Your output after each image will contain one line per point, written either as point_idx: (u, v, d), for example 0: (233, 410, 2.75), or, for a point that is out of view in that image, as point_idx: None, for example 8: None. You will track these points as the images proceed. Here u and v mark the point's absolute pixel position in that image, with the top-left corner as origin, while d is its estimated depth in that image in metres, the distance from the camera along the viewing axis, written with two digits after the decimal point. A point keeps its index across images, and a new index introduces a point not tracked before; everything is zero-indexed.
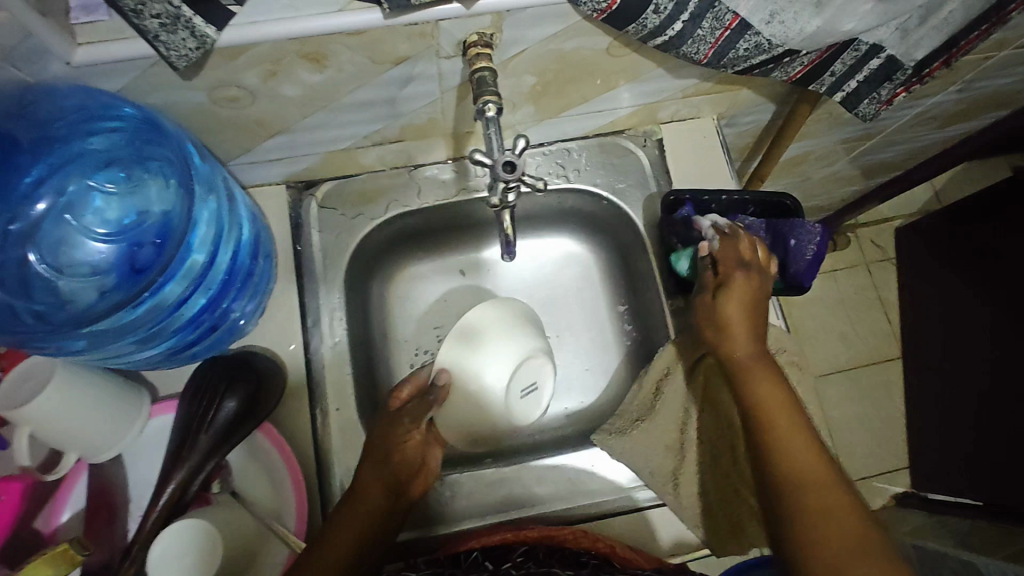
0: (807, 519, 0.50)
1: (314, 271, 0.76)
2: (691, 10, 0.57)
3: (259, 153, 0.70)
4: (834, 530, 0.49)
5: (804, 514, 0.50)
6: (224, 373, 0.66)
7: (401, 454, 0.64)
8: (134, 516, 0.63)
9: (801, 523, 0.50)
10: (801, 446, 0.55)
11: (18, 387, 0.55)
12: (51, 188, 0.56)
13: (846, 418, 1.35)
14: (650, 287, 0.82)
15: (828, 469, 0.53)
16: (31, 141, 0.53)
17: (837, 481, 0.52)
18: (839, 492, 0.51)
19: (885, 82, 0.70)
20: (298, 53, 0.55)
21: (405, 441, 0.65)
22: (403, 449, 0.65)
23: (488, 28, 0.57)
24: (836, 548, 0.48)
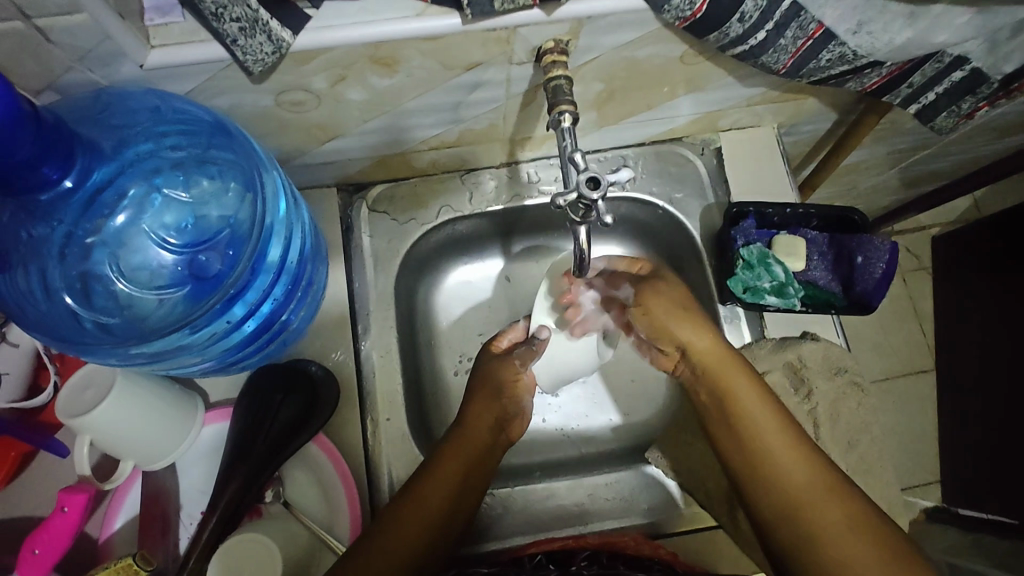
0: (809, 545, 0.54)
1: (365, 276, 0.75)
2: (777, 20, 0.55)
3: (316, 156, 0.69)
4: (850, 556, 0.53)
5: (805, 538, 0.55)
6: (280, 382, 0.65)
7: (472, 431, 0.66)
8: (187, 524, 0.63)
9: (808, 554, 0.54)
10: (785, 457, 0.58)
11: (79, 394, 0.55)
12: (118, 194, 0.54)
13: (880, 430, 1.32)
14: (704, 298, 0.80)
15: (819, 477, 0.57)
16: (110, 146, 0.52)
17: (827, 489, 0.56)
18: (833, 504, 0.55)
19: (967, 96, 0.67)
20: (370, 58, 0.53)
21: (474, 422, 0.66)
22: (471, 426, 0.66)
23: (565, 35, 0.54)
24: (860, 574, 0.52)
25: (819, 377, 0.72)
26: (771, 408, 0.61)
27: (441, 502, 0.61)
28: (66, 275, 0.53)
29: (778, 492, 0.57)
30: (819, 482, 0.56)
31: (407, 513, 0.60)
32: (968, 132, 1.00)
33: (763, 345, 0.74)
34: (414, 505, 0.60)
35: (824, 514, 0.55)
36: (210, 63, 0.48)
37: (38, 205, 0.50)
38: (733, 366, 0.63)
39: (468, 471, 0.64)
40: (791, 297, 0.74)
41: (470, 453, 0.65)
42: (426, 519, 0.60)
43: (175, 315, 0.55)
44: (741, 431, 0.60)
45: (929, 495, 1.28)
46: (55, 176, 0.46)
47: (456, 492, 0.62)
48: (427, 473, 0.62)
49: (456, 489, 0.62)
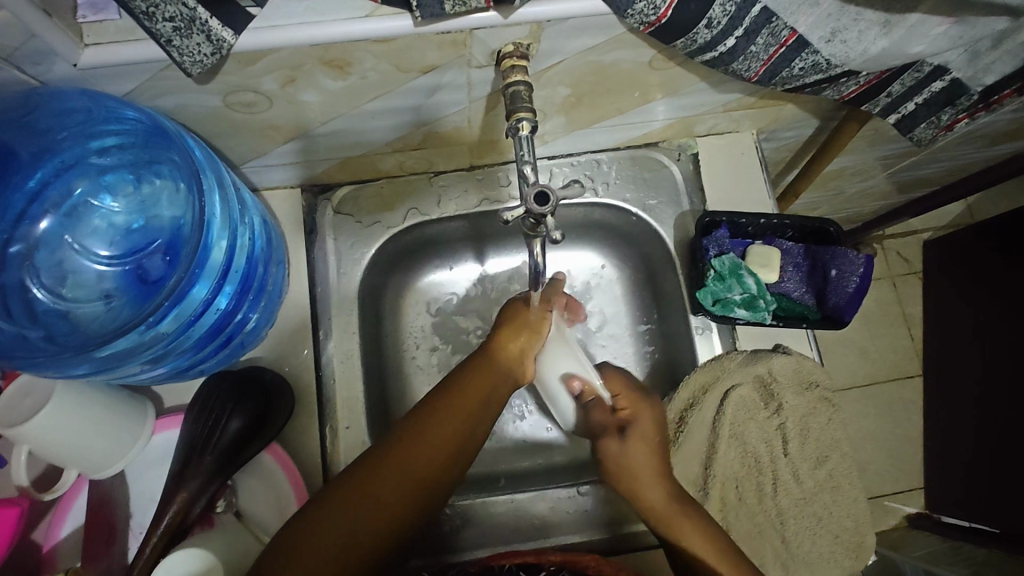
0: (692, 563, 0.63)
1: (328, 279, 0.73)
2: (746, 26, 0.53)
3: (274, 156, 0.66)
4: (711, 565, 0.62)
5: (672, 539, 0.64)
6: (230, 393, 0.63)
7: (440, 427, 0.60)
8: (134, 534, 0.61)
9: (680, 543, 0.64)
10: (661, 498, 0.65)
11: (17, 403, 0.53)
12: (57, 198, 0.53)
13: (862, 436, 1.31)
14: (677, 307, 0.78)
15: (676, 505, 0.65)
16: (29, 153, 0.50)
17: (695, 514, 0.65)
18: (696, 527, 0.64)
19: (947, 107, 0.65)
20: (320, 59, 0.51)
21: (446, 424, 0.60)
22: (429, 433, 0.59)
23: (524, 39, 0.52)
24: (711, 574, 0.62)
25: (788, 392, 0.71)
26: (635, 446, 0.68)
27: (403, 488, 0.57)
28: (3, 282, 0.52)
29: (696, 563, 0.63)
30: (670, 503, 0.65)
31: (338, 540, 0.53)
32: (958, 139, 0.98)
33: (734, 358, 0.71)
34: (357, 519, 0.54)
35: None
36: (147, 62, 0.46)
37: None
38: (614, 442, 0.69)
39: (421, 492, 0.58)
40: (761, 311, 0.71)
41: (429, 461, 0.58)
42: (371, 544, 0.55)
43: (120, 320, 0.54)
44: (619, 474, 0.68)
45: (910, 502, 1.27)
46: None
47: (405, 512, 0.57)
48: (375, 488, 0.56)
49: (404, 512, 0.57)
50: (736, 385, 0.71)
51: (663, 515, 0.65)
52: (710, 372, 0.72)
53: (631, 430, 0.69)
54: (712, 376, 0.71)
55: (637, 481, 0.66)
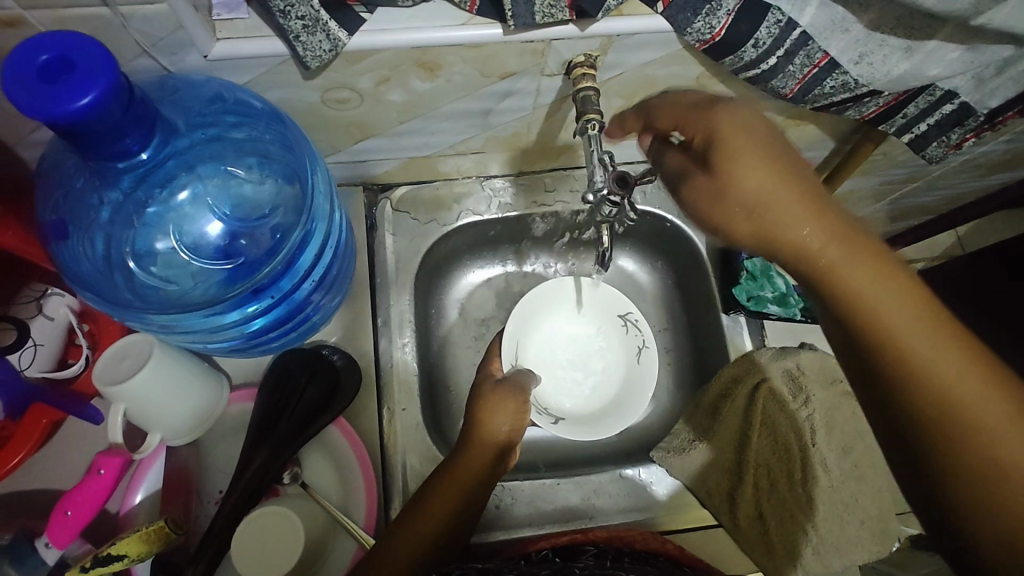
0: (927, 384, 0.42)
1: (387, 272, 0.78)
2: (787, 47, 0.60)
3: (348, 154, 0.72)
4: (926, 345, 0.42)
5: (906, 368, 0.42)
6: (303, 368, 0.67)
7: (472, 451, 0.66)
8: (206, 501, 0.64)
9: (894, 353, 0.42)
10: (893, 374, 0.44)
11: (115, 363, 0.56)
12: (173, 170, 0.54)
13: None
14: (708, 307, 0.84)
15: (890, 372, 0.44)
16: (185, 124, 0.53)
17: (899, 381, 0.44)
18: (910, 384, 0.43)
19: (955, 127, 0.72)
20: (415, 61, 0.57)
21: (483, 436, 0.67)
22: (482, 422, 0.69)
23: (595, 50, 0.59)
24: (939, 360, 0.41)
25: (815, 385, 0.76)
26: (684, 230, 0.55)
27: (451, 502, 0.63)
28: (118, 246, 0.55)
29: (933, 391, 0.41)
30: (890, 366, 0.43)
31: (428, 508, 0.62)
32: (955, 166, 1.08)
33: (764, 353, 0.77)
34: (435, 500, 0.63)
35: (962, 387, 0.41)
36: (270, 57, 0.52)
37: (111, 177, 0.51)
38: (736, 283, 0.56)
39: (470, 490, 0.64)
40: (792, 307, 0.79)
41: (471, 473, 0.65)
42: (445, 514, 0.62)
43: (215, 295, 0.58)
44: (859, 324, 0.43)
45: None
46: (136, 148, 0.43)
47: (474, 483, 0.64)
48: (433, 492, 0.63)
49: (459, 503, 0.63)
50: (767, 378, 0.75)
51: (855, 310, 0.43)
52: (743, 365, 0.77)
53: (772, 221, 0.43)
54: (744, 369, 0.77)
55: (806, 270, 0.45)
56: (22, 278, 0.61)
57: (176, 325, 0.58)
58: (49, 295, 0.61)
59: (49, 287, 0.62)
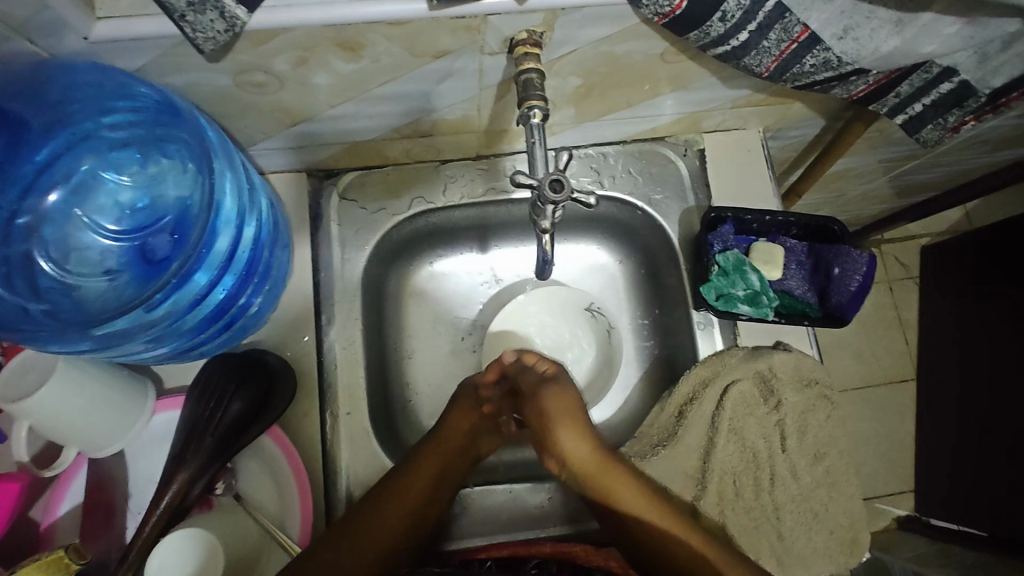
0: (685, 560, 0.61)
1: (332, 264, 0.73)
2: (760, 20, 0.53)
3: (281, 140, 0.66)
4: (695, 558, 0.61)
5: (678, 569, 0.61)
6: (232, 374, 0.62)
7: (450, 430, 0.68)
8: (134, 515, 0.61)
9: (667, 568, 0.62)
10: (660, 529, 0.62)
11: (19, 378, 0.53)
12: (60, 174, 0.52)
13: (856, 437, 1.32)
14: (679, 301, 0.78)
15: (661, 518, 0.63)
16: (40, 124, 0.49)
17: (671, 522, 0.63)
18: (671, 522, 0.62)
19: (954, 108, 0.65)
20: (332, 41, 0.50)
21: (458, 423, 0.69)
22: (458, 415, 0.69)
23: (538, 26, 0.52)
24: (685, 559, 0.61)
25: (788, 388, 0.71)
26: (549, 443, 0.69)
27: (424, 483, 0.65)
28: (6, 255, 0.52)
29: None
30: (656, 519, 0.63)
31: (397, 490, 0.64)
32: (960, 142, 1.00)
33: (735, 353, 0.72)
34: (401, 494, 0.64)
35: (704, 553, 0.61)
36: (160, 39, 0.46)
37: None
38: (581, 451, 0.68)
39: (447, 468, 0.67)
40: (764, 307, 0.72)
41: (447, 453, 0.67)
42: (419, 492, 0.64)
43: (125, 298, 0.54)
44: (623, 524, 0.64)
45: (900, 504, 1.29)
46: None
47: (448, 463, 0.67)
48: (407, 471, 0.65)
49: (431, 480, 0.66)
50: (739, 381, 0.71)
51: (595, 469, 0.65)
52: (712, 367, 0.72)
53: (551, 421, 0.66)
54: (712, 370, 0.72)
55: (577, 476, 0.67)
56: None
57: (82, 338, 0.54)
58: None
59: None
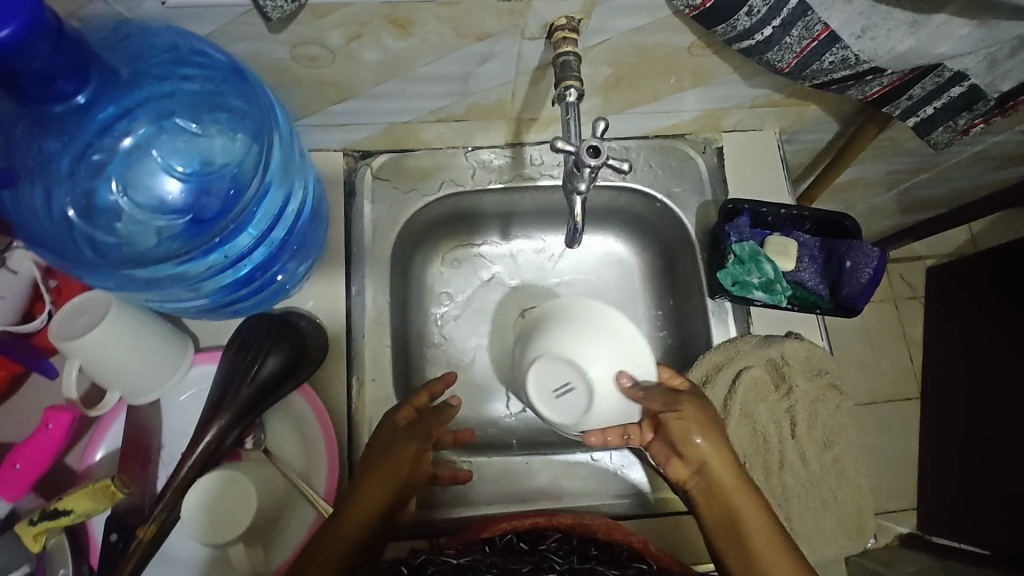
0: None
1: (363, 239, 0.76)
2: (784, 17, 0.56)
3: (324, 117, 0.70)
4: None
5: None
6: (269, 333, 0.65)
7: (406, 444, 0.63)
8: (165, 465, 0.63)
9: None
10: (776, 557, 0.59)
11: (72, 320, 0.55)
12: (130, 123, 0.55)
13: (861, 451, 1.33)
14: (694, 291, 0.81)
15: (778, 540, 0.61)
16: (128, 74, 0.52)
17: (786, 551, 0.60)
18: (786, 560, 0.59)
19: (963, 112, 0.68)
20: (386, 18, 0.54)
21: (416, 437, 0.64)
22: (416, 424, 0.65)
23: (577, 13, 0.56)
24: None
25: (799, 375, 0.74)
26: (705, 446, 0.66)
27: (385, 493, 0.60)
28: (71, 192, 0.55)
29: None
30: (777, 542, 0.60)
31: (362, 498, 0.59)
32: (967, 156, 1.04)
33: (748, 340, 0.74)
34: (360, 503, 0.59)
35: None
36: (232, 7, 0.50)
37: (59, 122, 0.51)
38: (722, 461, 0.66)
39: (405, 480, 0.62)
40: (778, 294, 0.75)
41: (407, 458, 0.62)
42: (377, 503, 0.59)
43: (172, 249, 0.57)
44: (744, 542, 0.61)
45: (904, 521, 1.29)
46: (71, 90, 0.44)
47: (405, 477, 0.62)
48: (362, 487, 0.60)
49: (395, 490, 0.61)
50: (751, 366, 0.73)
51: (725, 487, 0.65)
52: (727, 351, 0.74)
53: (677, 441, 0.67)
54: (729, 354, 0.74)
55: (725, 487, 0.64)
56: None
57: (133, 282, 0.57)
58: (13, 249, 0.61)
59: (12, 241, 0.61)
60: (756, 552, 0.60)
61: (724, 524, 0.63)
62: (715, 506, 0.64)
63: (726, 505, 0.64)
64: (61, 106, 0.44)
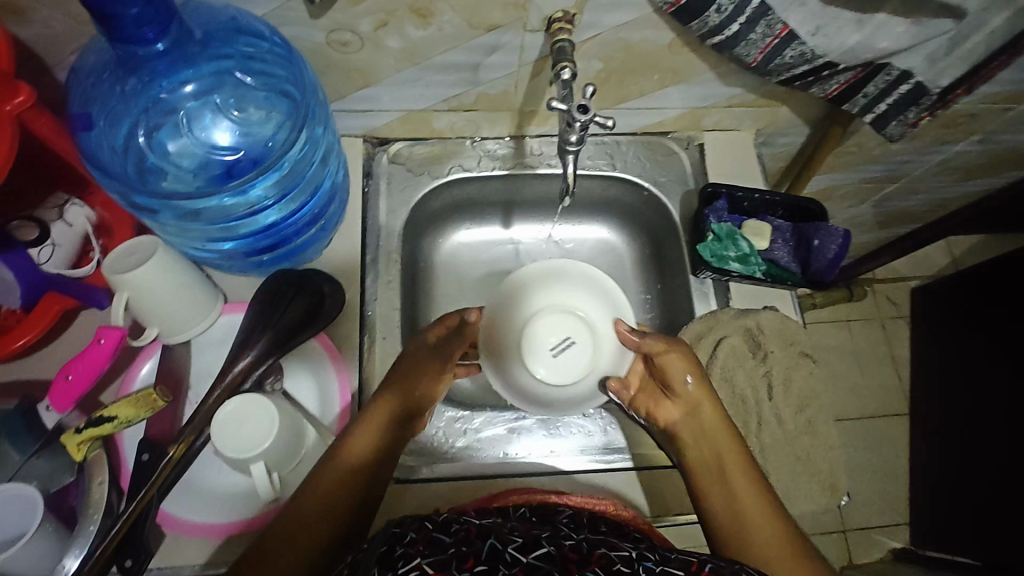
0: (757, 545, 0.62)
1: (378, 216, 0.84)
2: (748, 15, 0.66)
3: (348, 102, 0.79)
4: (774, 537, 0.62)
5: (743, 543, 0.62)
6: (292, 285, 0.72)
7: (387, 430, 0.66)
8: (192, 401, 0.69)
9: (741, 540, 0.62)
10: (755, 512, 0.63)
11: (123, 258, 0.62)
12: (194, 74, 0.63)
13: (853, 464, 1.37)
14: (680, 272, 0.89)
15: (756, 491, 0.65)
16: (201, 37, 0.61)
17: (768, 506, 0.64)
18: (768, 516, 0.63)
19: (912, 106, 0.78)
20: (410, 7, 0.64)
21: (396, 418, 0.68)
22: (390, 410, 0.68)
23: (571, 8, 0.66)
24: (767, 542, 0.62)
25: (773, 343, 0.80)
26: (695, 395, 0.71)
27: (368, 473, 0.63)
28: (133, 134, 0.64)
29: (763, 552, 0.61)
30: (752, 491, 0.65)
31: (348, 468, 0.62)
32: (931, 165, 1.13)
33: (727, 311, 0.81)
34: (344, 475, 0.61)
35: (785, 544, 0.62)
36: None
37: (136, 71, 0.60)
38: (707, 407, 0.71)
39: (388, 457, 0.65)
40: (753, 266, 0.83)
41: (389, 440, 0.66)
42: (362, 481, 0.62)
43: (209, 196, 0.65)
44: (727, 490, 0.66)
45: (898, 536, 1.31)
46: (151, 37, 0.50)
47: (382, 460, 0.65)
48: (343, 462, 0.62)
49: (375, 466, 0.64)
50: (728, 334, 0.80)
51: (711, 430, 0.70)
52: (708, 321, 0.81)
53: (670, 380, 0.71)
54: (709, 324, 0.81)
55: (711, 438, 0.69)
56: (49, 186, 0.68)
57: (165, 213, 0.64)
58: (69, 204, 0.69)
59: (69, 196, 0.69)
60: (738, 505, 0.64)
61: (709, 464, 0.68)
62: (702, 445, 0.69)
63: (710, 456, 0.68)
64: (144, 51, 0.51)
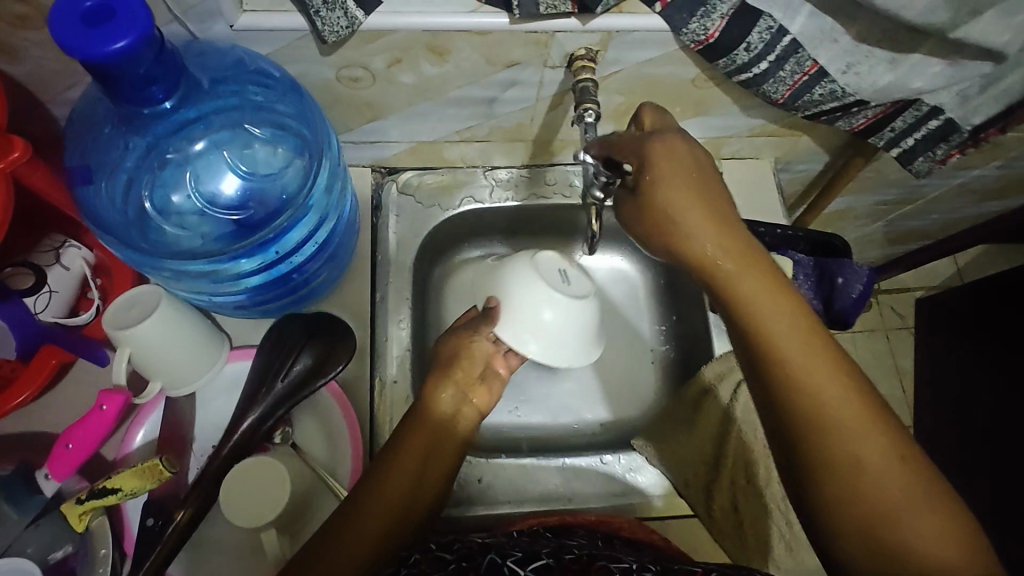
0: (850, 478, 0.45)
1: (388, 250, 0.81)
2: (778, 53, 0.63)
3: (358, 134, 0.76)
4: (872, 450, 0.46)
5: (853, 479, 0.45)
6: (303, 332, 0.69)
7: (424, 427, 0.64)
8: (197, 457, 0.67)
9: (824, 467, 0.46)
10: (843, 402, 0.47)
11: (123, 312, 0.59)
12: (204, 128, 0.61)
13: None
14: (696, 306, 0.86)
15: (860, 411, 0.47)
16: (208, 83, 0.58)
17: (871, 420, 0.47)
18: (872, 426, 0.46)
19: (941, 143, 0.75)
20: (426, 45, 0.61)
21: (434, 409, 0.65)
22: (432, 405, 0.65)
23: (595, 45, 0.63)
24: (864, 460, 0.45)
25: None
26: (794, 325, 0.50)
27: (403, 487, 0.60)
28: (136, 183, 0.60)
29: (868, 491, 0.45)
30: (852, 397, 0.47)
31: (383, 482, 0.60)
32: (948, 189, 1.11)
33: None
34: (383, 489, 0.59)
35: (894, 472, 0.45)
36: (293, 31, 0.56)
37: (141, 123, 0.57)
38: (783, 323, 0.50)
39: (430, 460, 0.62)
40: None
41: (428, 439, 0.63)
42: (399, 500, 0.59)
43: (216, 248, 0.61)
44: (813, 420, 0.47)
45: None
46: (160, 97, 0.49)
47: (420, 466, 0.61)
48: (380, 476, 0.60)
49: (412, 479, 0.61)
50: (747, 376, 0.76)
51: (789, 347, 0.49)
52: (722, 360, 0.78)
53: None
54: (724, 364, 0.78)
55: (805, 367, 0.48)
56: (42, 229, 0.65)
57: (175, 272, 0.62)
58: (66, 247, 0.66)
59: (67, 239, 0.66)
60: (830, 429, 0.46)
61: (801, 415, 0.47)
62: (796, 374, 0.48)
63: (796, 385, 0.48)
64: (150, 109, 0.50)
